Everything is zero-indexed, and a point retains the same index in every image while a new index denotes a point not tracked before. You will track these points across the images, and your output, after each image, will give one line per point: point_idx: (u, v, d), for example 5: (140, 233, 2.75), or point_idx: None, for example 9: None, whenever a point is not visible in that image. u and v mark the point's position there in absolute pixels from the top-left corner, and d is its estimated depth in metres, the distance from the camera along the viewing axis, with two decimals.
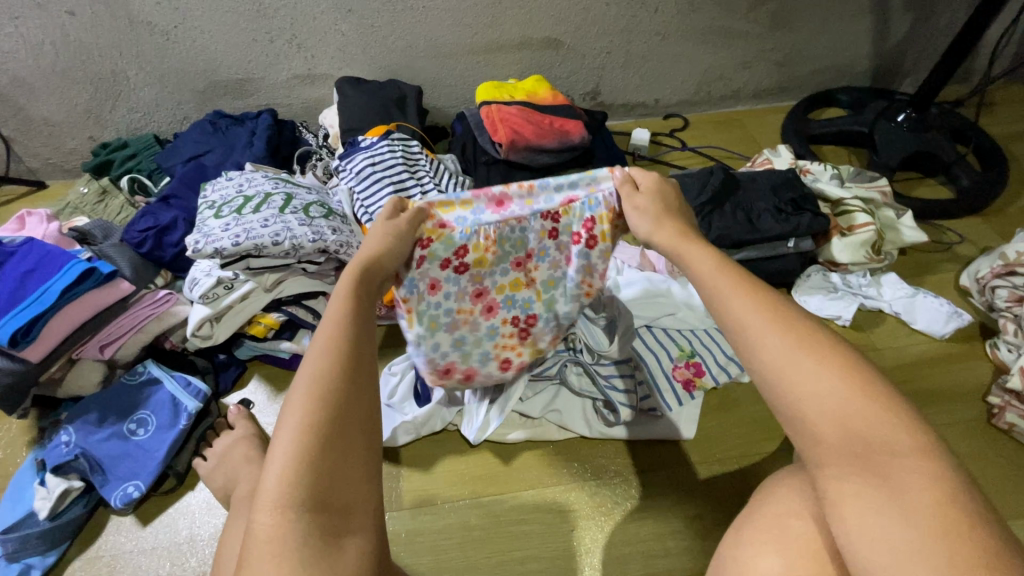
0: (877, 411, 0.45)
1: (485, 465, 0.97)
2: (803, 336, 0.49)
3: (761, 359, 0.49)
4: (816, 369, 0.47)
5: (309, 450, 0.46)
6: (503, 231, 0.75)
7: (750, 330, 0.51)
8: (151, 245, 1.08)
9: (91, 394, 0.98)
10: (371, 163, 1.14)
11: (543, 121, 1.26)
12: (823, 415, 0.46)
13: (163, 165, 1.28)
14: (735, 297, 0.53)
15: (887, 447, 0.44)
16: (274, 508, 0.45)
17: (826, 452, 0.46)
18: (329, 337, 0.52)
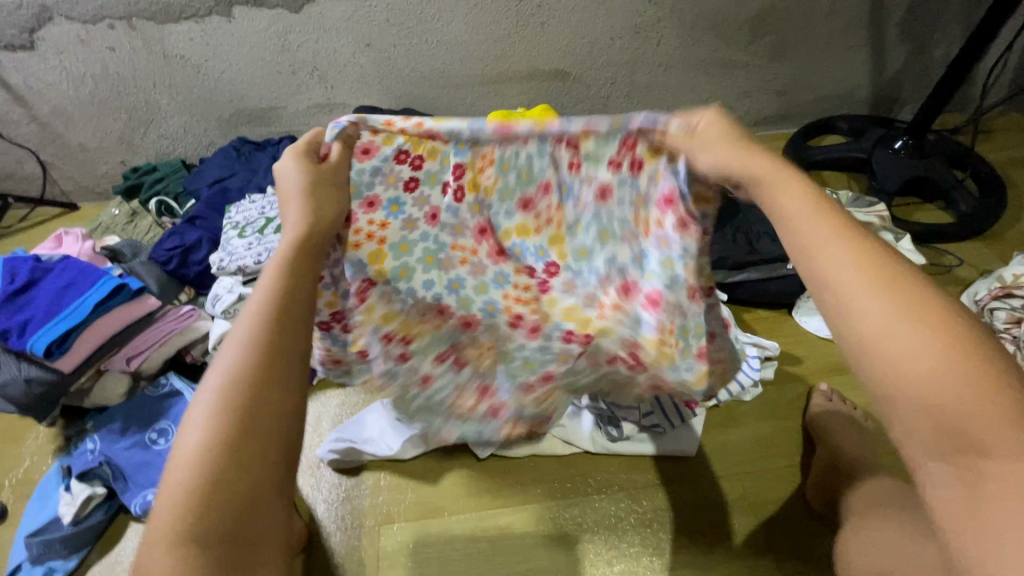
0: (998, 406, 0.35)
1: (492, 478, 1.00)
2: (906, 297, 0.40)
3: (853, 325, 0.40)
4: (917, 340, 0.38)
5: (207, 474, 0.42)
6: (503, 150, 0.68)
7: (845, 291, 0.41)
8: (177, 263, 1.14)
9: (116, 404, 1.03)
10: None
11: None
12: (923, 402, 0.37)
13: (189, 188, 1.35)
14: (830, 244, 0.43)
15: (1009, 450, 0.35)
16: (178, 516, 0.41)
17: (916, 446, 0.38)
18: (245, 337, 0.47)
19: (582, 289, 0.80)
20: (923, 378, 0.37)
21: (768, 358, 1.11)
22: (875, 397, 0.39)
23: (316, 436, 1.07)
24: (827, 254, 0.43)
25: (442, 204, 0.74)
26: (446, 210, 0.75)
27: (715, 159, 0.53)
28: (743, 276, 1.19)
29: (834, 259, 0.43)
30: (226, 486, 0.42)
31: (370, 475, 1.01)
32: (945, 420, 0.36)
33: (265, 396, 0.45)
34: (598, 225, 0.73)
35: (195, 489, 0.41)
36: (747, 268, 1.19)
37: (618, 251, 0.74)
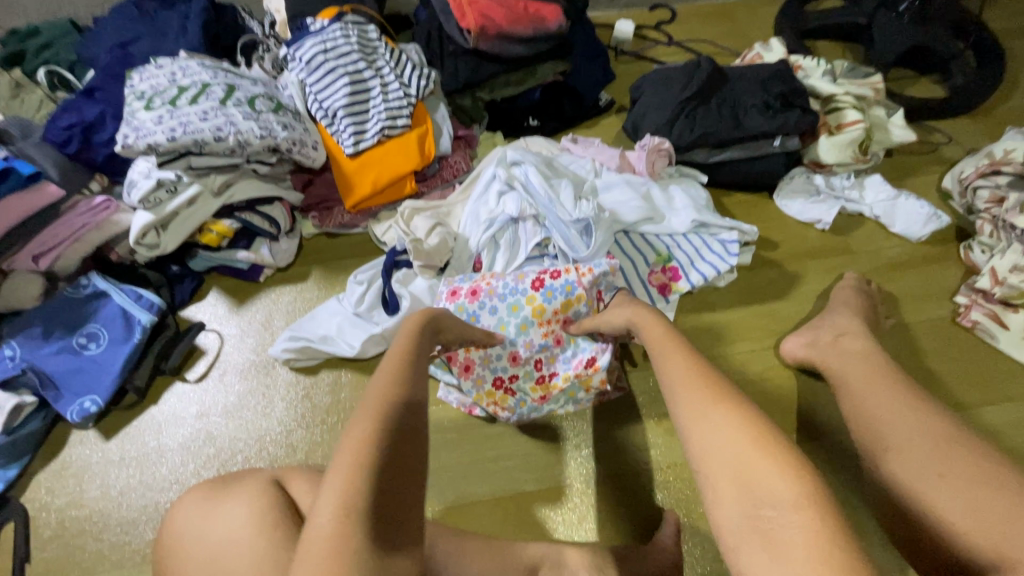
0: (769, 462, 0.47)
1: None
2: (714, 396, 0.53)
3: (681, 411, 0.54)
4: (722, 423, 0.51)
5: (373, 456, 0.51)
6: (498, 284, 0.88)
7: (673, 385, 0.57)
8: (78, 145, 0.96)
9: (33, 308, 0.91)
10: (323, 50, 1.00)
11: (516, 5, 1.11)
12: (724, 462, 0.48)
13: (86, 56, 1.12)
14: (673, 365, 0.60)
15: (770, 494, 0.45)
16: (336, 509, 0.47)
17: (718, 500, 0.47)
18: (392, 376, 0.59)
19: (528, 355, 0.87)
20: (723, 453, 0.49)
21: (745, 244, 1.05)
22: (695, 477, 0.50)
23: (267, 335, 0.99)
24: (667, 361, 0.61)
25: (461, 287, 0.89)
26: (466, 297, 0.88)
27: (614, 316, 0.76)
28: (726, 156, 1.09)
29: (672, 371, 0.58)
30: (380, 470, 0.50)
31: (330, 372, 0.95)
32: (744, 477, 0.47)
33: (403, 425, 0.55)
34: (515, 296, 0.87)
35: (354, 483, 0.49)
36: (729, 147, 1.09)
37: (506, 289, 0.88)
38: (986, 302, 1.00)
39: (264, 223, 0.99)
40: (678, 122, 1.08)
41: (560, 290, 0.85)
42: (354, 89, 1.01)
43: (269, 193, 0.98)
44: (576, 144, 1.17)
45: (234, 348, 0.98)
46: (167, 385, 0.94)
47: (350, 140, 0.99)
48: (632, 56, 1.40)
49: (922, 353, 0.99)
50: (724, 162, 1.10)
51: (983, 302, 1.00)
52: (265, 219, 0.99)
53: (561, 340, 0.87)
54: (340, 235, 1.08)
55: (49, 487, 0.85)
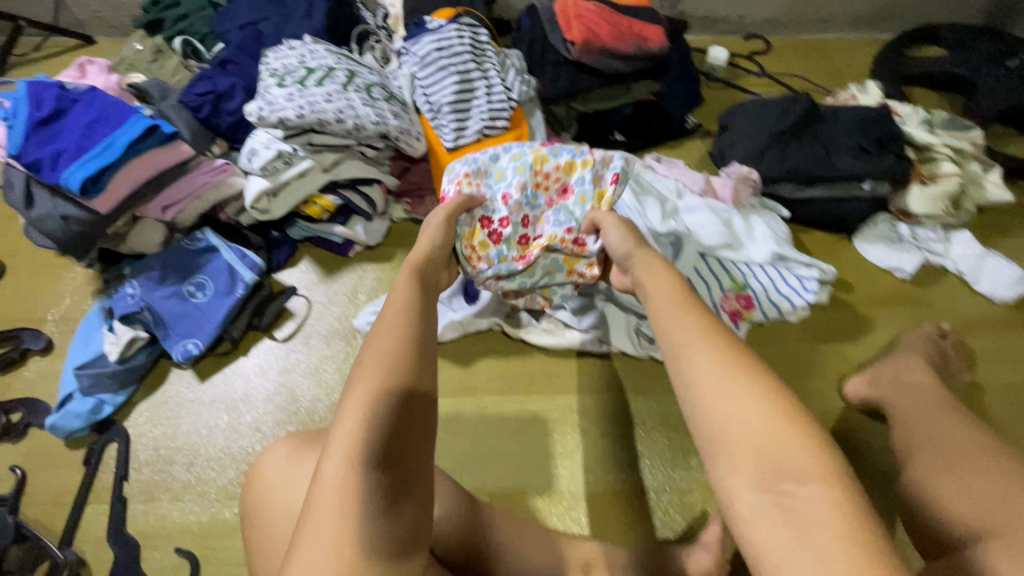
0: (793, 436, 0.47)
1: (522, 365, 0.99)
2: (732, 358, 0.53)
3: (690, 365, 0.54)
4: (738, 387, 0.50)
5: (377, 398, 0.54)
6: (503, 150, 0.88)
7: (680, 341, 0.56)
8: (208, 111, 1.05)
9: (153, 253, 1.00)
10: (438, 48, 1.06)
11: (622, 23, 1.16)
12: (736, 428, 0.48)
13: (218, 30, 1.22)
14: (683, 319, 0.58)
15: (792, 471, 0.45)
16: (344, 458, 0.51)
17: (730, 461, 0.47)
18: (400, 311, 0.62)
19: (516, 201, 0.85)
20: (736, 416, 0.49)
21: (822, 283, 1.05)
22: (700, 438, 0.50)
23: (350, 306, 1.06)
24: (675, 312, 0.59)
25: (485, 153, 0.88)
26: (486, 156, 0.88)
27: (620, 241, 0.76)
28: (811, 193, 1.10)
29: (681, 322, 0.58)
30: (386, 422, 0.53)
31: None
32: (761, 449, 0.47)
33: (407, 368, 0.57)
34: (522, 159, 0.85)
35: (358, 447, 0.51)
36: (816, 185, 1.09)
37: (505, 159, 0.87)
38: None
39: (362, 202, 1.05)
40: (767, 154, 1.09)
41: (565, 149, 0.86)
42: (461, 87, 1.06)
43: (370, 175, 1.04)
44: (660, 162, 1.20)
45: (321, 314, 1.05)
46: (257, 340, 1.02)
47: (450, 135, 1.05)
48: (722, 82, 1.41)
49: (995, 415, 0.97)
50: (809, 199, 1.10)
51: None
52: (364, 198, 1.05)
53: (553, 202, 0.87)
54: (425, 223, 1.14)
55: (148, 417, 0.94)
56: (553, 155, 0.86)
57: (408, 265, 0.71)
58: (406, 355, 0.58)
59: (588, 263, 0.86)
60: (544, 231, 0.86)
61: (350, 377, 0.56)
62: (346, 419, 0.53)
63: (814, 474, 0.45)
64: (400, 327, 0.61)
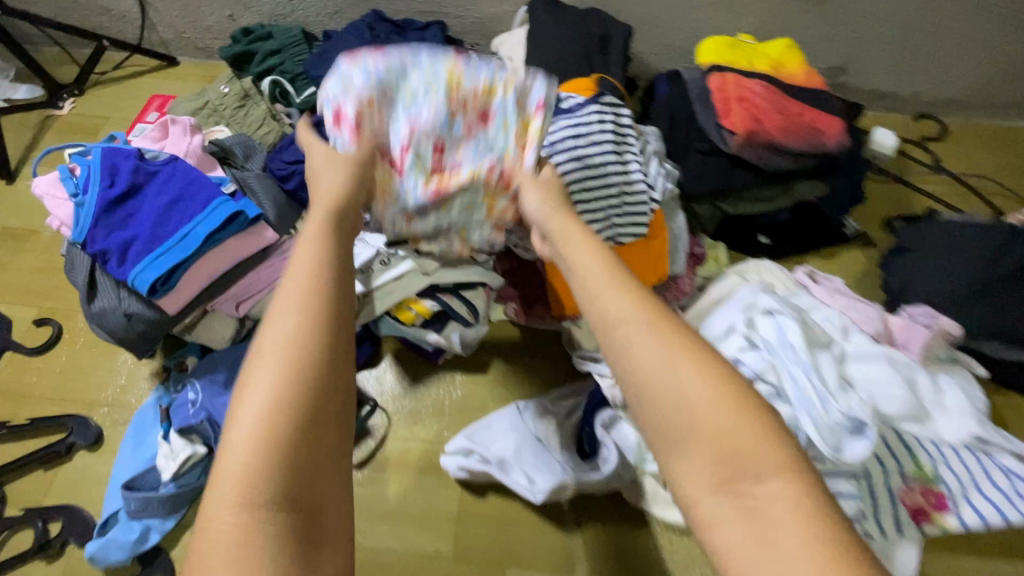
0: (749, 427, 0.41)
1: (640, 537, 0.82)
2: (685, 342, 0.45)
3: (633, 361, 0.45)
4: (693, 376, 0.43)
5: (290, 401, 0.42)
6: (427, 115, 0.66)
7: (621, 327, 0.47)
8: (297, 183, 0.91)
9: (221, 350, 0.86)
10: (574, 133, 0.87)
11: (793, 111, 0.95)
12: (696, 427, 0.42)
13: (313, 74, 1.07)
14: (620, 300, 0.49)
15: (749, 458, 0.40)
16: (233, 504, 0.38)
17: (688, 470, 0.41)
18: (310, 273, 0.49)
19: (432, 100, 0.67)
20: (698, 414, 0.42)
21: None
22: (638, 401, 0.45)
23: (437, 429, 0.90)
24: (603, 300, 0.50)
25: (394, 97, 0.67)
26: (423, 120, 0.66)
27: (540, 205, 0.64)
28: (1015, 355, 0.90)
29: (603, 289, 0.51)
30: (300, 446, 0.41)
31: (496, 498, 0.84)
32: (719, 446, 0.41)
33: (323, 364, 0.45)
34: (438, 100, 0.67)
35: (260, 463, 0.40)
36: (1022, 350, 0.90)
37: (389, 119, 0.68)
38: None
39: (462, 308, 0.88)
40: (969, 304, 0.90)
41: (484, 66, 0.68)
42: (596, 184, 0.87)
43: (475, 279, 0.85)
44: (816, 282, 1.01)
45: (400, 434, 0.89)
46: None
47: None
48: (889, 175, 1.17)
49: None
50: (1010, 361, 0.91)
51: None
52: (465, 304, 0.88)
53: (477, 127, 0.69)
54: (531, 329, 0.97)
55: None
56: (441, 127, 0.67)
57: (324, 209, 0.57)
58: (323, 342, 0.45)
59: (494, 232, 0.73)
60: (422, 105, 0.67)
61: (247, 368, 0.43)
62: (242, 425, 0.41)
63: (772, 467, 0.39)
64: (310, 303, 0.47)
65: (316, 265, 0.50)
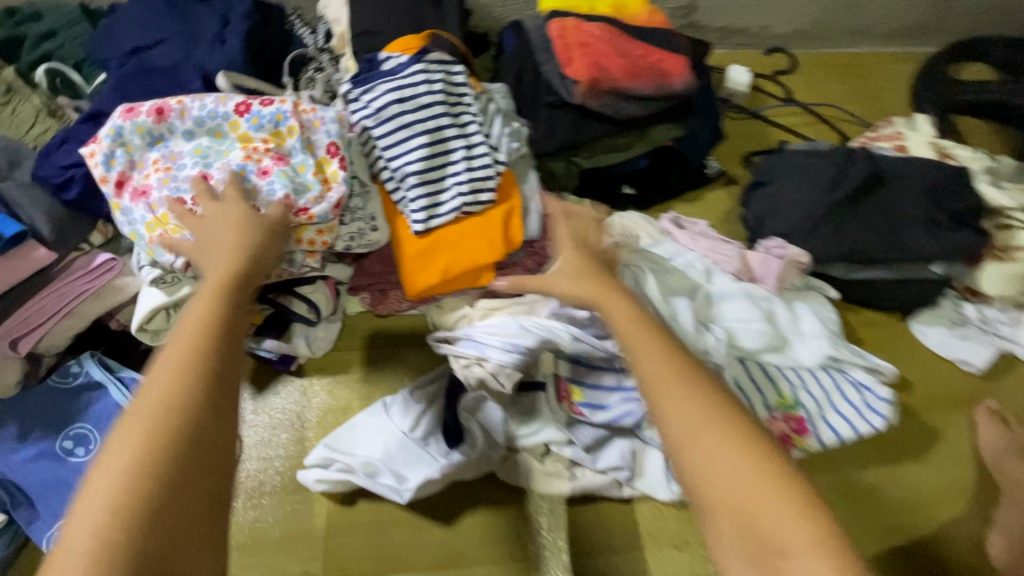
0: (775, 499, 0.40)
1: (522, 516, 0.78)
2: (740, 430, 0.44)
3: (675, 435, 0.44)
4: (736, 453, 0.42)
5: (146, 468, 0.38)
6: (187, 123, 0.70)
7: (685, 412, 0.45)
8: (81, 192, 0.74)
9: (9, 398, 0.73)
10: (398, 97, 0.79)
11: (635, 52, 0.90)
12: (720, 499, 0.41)
13: (97, 57, 0.90)
14: (678, 401, 0.45)
15: (777, 544, 0.39)
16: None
17: (724, 553, 0.41)
18: (183, 344, 0.44)
19: (196, 124, 0.70)
20: (760, 497, 0.41)
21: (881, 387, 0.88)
22: (692, 483, 0.43)
23: (297, 444, 0.81)
24: (660, 380, 0.47)
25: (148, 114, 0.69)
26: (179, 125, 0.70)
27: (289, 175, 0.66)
28: (868, 274, 0.90)
29: (674, 388, 0.46)
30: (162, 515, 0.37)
31: (367, 505, 0.78)
32: (750, 531, 0.40)
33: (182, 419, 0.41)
34: (215, 120, 0.71)
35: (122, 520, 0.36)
36: (872, 268, 0.90)
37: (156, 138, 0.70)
38: None
39: (301, 307, 0.79)
40: (821, 230, 0.88)
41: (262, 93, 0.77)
42: (433, 150, 0.79)
43: (309, 275, 0.77)
44: (681, 227, 0.97)
45: (255, 457, 0.80)
46: None
47: (420, 215, 0.79)
48: (745, 112, 1.18)
49: None
50: (863, 280, 0.91)
51: None
52: (301, 301, 0.79)
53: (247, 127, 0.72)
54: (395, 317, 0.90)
55: None
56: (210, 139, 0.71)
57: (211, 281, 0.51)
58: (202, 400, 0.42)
59: (320, 231, 0.72)
60: (188, 132, 0.70)
61: (112, 433, 0.40)
62: (87, 505, 0.37)
63: (809, 545, 0.38)
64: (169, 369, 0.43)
65: (209, 319, 0.47)
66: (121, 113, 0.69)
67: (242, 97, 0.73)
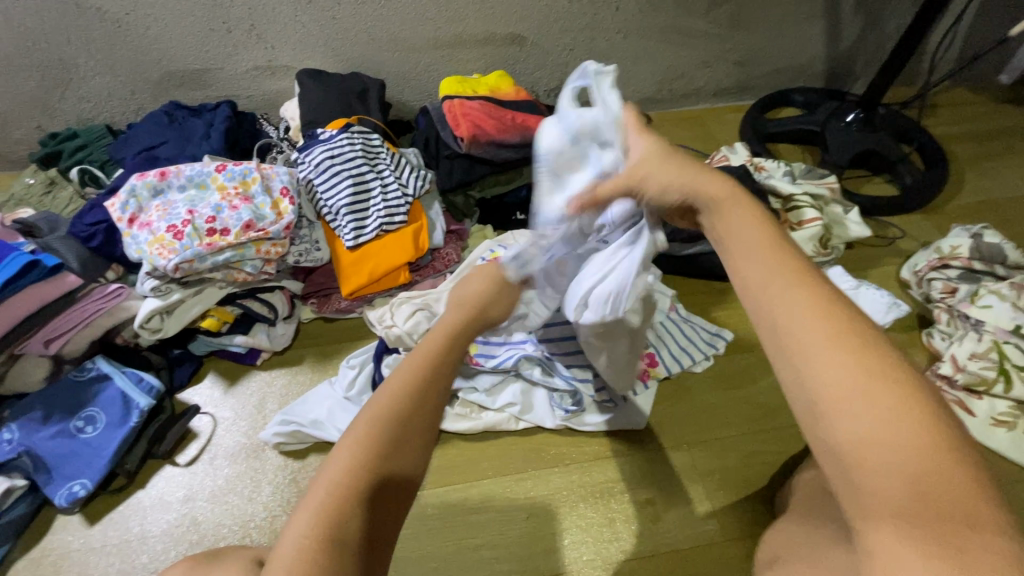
0: (946, 460, 0.36)
1: (440, 453, 0.98)
2: (902, 376, 0.39)
3: (816, 370, 0.41)
4: (880, 395, 0.38)
5: (371, 458, 0.50)
6: (180, 180, 1.02)
7: (803, 337, 0.42)
8: (102, 240, 1.03)
9: (36, 391, 0.95)
10: (330, 156, 1.12)
11: (505, 116, 1.25)
12: (888, 464, 0.37)
13: (116, 156, 1.24)
14: (825, 345, 0.41)
15: (955, 511, 0.35)
16: (308, 531, 0.46)
17: (876, 508, 0.37)
18: (425, 356, 0.59)
19: (187, 180, 1.02)
20: (895, 443, 0.37)
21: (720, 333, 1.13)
22: (836, 432, 0.39)
23: (259, 419, 1.02)
24: (781, 290, 0.45)
25: (153, 176, 1.01)
26: (175, 182, 1.01)
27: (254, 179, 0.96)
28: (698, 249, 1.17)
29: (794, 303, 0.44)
30: (362, 498, 0.49)
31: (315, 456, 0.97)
32: (912, 489, 0.36)
33: (418, 414, 0.55)
34: (201, 176, 1.03)
35: (325, 522, 0.46)
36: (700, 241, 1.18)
37: (158, 191, 1.01)
38: (951, 390, 1.05)
39: (262, 308, 1.06)
40: None
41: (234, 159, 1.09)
42: (357, 190, 1.11)
43: (269, 283, 1.05)
44: None
45: (225, 431, 1.00)
46: (157, 469, 0.96)
47: (350, 234, 1.08)
48: None
49: None
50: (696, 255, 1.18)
51: (949, 389, 1.05)
52: (264, 305, 1.06)
53: (221, 179, 1.03)
54: (337, 320, 1.16)
55: None
56: (196, 190, 1.02)
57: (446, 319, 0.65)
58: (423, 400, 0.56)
59: (274, 244, 1.00)
60: (181, 185, 1.02)
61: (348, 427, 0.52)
62: (320, 484, 0.49)
63: (980, 524, 0.35)
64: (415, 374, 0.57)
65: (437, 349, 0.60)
66: (136, 176, 1.00)
67: (221, 162, 1.06)
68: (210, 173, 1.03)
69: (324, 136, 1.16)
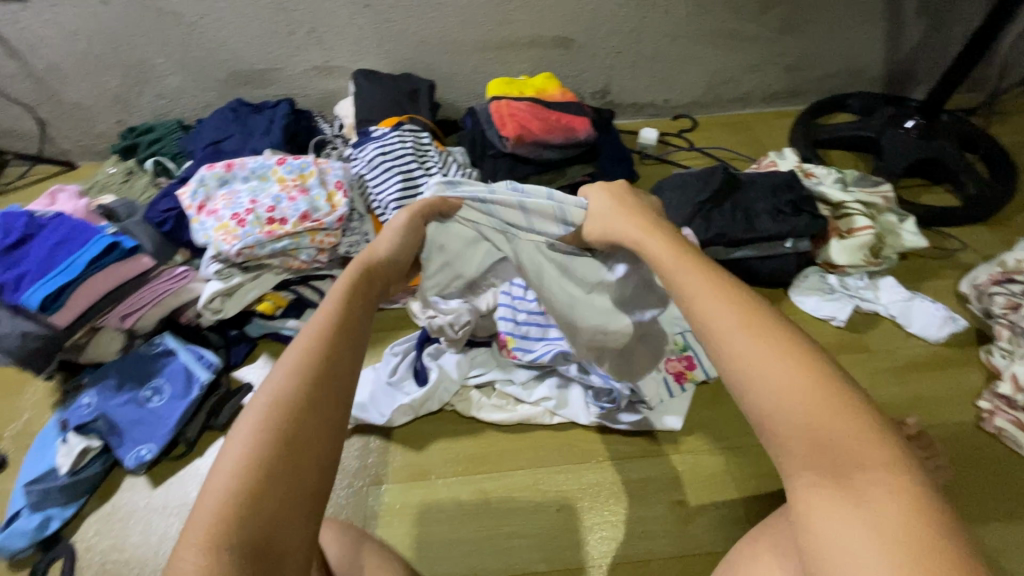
0: (847, 416, 0.42)
1: (476, 442, 1.01)
2: (801, 352, 0.45)
3: (729, 351, 0.47)
4: (787, 370, 0.44)
5: (268, 443, 0.45)
6: (244, 171, 1.09)
7: (717, 325, 0.48)
8: (172, 225, 1.12)
9: (113, 361, 1.04)
10: (382, 153, 1.17)
11: (550, 117, 1.28)
12: (798, 427, 0.42)
13: (186, 149, 1.34)
14: (736, 330, 0.47)
15: (855, 457, 0.41)
16: (199, 546, 0.40)
17: (792, 464, 0.42)
18: (320, 320, 0.53)
19: (251, 172, 1.09)
20: (799, 405, 0.43)
21: None
22: (757, 406, 0.44)
23: None
24: (694, 290, 0.52)
25: (220, 167, 1.08)
26: (239, 173, 1.09)
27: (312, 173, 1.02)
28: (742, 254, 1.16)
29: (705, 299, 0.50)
30: (264, 493, 0.43)
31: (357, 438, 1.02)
32: (818, 442, 0.42)
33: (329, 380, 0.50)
34: (263, 169, 1.10)
35: (223, 528, 0.41)
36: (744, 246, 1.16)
37: (224, 181, 1.08)
38: (1010, 410, 1.00)
39: (315, 295, 1.12)
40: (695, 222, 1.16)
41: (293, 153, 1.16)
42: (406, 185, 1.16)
43: (320, 271, 1.11)
44: None
45: None
46: (213, 440, 1.03)
47: None
48: (654, 159, 1.55)
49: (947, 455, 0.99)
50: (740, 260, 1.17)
51: (1007, 409, 1.00)
52: (315, 292, 1.12)
53: (281, 172, 1.09)
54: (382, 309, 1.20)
55: (97, 529, 0.93)
56: (258, 181, 1.09)
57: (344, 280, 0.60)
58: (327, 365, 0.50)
59: (327, 234, 1.06)
60: (244, 176, 1.09)
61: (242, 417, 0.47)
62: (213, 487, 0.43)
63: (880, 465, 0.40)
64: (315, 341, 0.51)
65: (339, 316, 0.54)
66: (206, 167, 1.08)
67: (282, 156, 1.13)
68: (271, 166, 1.10)
69: (376, 134, 1.22)
